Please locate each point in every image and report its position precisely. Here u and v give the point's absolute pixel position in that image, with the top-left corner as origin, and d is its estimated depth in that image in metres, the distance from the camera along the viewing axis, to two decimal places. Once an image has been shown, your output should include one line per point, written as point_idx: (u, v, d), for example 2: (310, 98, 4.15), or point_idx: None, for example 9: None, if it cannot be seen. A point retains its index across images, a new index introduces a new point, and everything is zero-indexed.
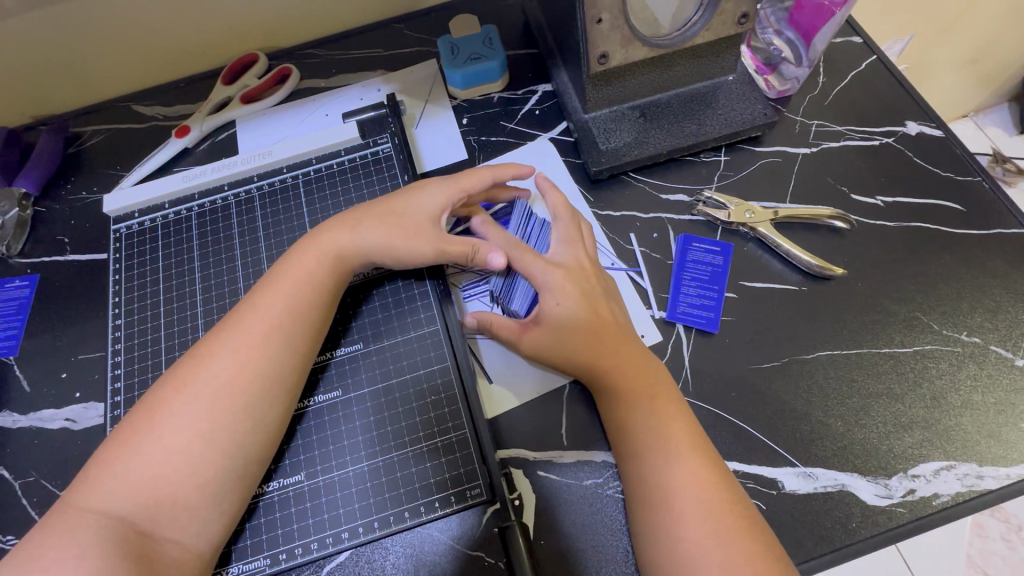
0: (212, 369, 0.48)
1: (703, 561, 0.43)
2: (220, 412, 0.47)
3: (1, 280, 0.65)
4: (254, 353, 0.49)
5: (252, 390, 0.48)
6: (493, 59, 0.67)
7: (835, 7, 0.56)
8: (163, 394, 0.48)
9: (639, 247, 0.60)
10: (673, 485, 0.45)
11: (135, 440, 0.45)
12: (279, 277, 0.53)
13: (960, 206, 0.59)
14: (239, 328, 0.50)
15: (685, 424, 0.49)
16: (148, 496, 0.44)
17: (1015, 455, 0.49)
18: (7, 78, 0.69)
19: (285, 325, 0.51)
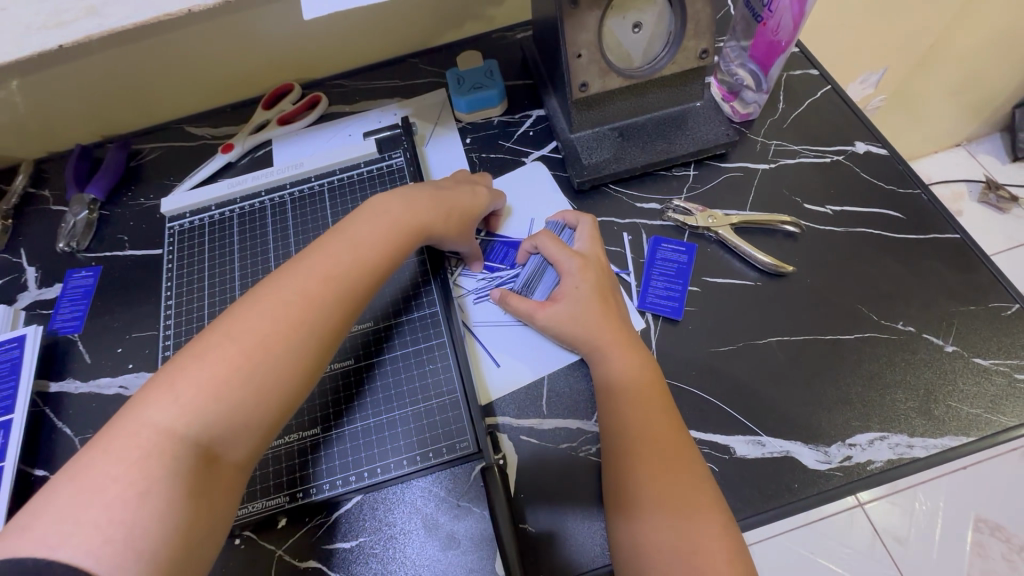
0: (306, 311, 0.50)
1: (656, 505, 0.49)
2: (308, 356, 0.49)
3: (69, 271, 0.76)
4: (342, 306, 0.52)
5: (336, 341, 0.52)
6: (494, 88, 0.78)
7: (784, 44, 0.65)
8: (245, 323, 0.48)
9: (624, 249, 0.68)
10: (634, 441, 0.52)
11: (214, 361, 0.46)
12: (357, 235, 0.57)
13: (902, 214, 0.67)
14: (328, 276, 0.53)
15: (647, 384, 0.56)
16: (220, 420, 0.45)
17: (944, 429, 0.55)
18: (86, 103, 0.82)
19: (365, 285, 0.55)
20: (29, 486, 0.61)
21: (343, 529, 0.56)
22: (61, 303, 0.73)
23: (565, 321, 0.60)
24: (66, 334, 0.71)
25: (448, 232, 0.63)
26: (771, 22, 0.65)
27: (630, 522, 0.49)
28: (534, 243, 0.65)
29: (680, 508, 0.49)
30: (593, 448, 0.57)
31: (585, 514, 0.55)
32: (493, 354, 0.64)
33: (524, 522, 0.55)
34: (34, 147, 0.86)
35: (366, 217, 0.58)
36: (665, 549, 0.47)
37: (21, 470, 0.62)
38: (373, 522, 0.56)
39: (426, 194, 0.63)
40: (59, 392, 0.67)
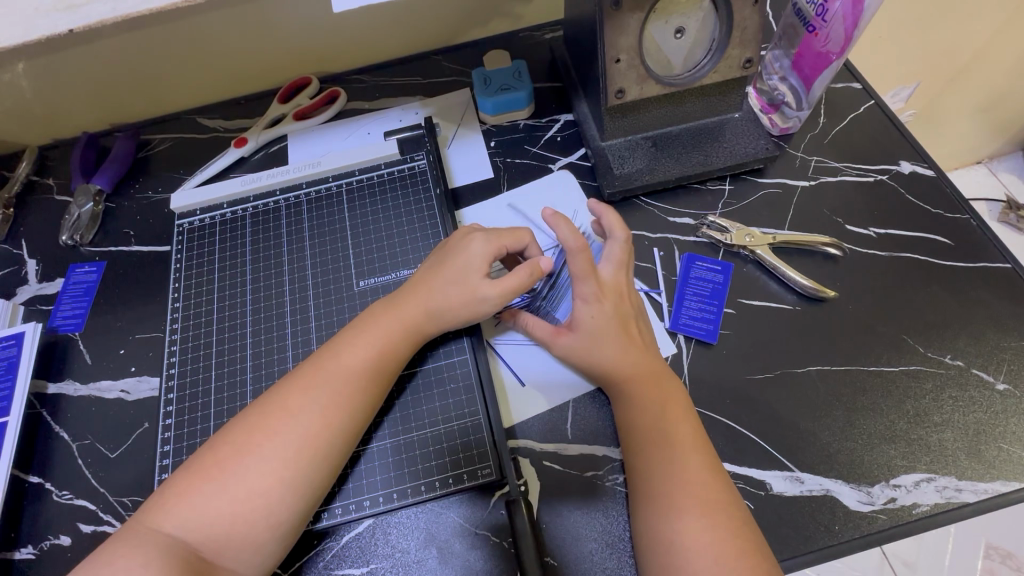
0: (294, 420, 0.51)
1: (690, 550, 0.46)
2: (299, 463, 0.49)
3: (72, 265, 0.73)
4: (335, 410, 0.52)
5: (330, 443, 0.51)
6: (522, 90, 0.75)
7: (833, 56, 0.61)
8: (249, 436, 0.50)
9: (652, 265, 0.65)
10: (672, 477, 0.49)
11: (216, 474, 0.48)
12: (356, 336, 0.56)
13: (949, 240, 0.64)
14: (330, 397, 0.52)
15: (675, 398, 0.53)
16: (219, 533, 0.47)
17: (995, 473, 0.52)
18: (95, 90, 0.79)
19: (361, 390, 0.53)
20: (23, 494, 0.58)
21: (353, 555, 0.53)
22: (63, 299, 0.70)
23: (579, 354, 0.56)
24: (66, 333, 0.68)
25: (454, 301, 0.57)
26: (822, 31, 0.61)
27: (660, 535, 0.47)
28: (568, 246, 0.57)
29: (718, 553, 0.45)
30: (620, 478, 0.54)
31: (613, 548, 0.51)
32: (516, 369, 0.61)
33: (547, 553, 0.52)
34: (40, 133, 0.82)
35: (368, 316, 0.58)
36: (703, 552, 0.45)
37: (14, 476, 0.59)
38: (385, 548, 0.53)
39: (436, 274, 0.59)
40: (57, 394, 0.64)
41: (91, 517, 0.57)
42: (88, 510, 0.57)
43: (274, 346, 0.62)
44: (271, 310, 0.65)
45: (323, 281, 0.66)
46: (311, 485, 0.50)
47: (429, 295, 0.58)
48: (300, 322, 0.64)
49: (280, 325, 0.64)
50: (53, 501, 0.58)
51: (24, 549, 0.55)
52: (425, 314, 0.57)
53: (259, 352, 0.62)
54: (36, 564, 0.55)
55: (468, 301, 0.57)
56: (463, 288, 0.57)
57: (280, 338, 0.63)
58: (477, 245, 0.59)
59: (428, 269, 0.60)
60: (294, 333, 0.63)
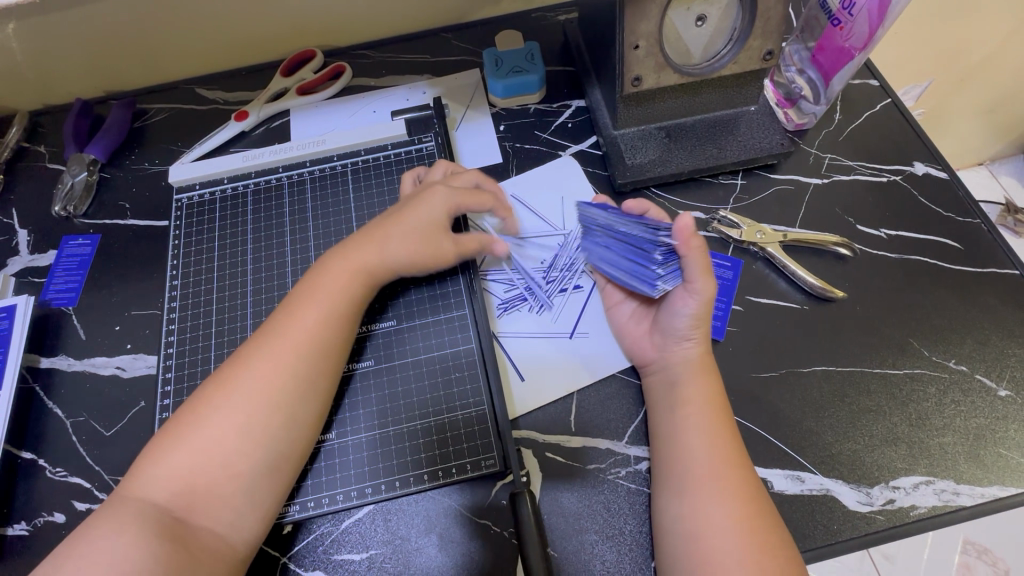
0: (246, 372, 0.50)
1: (715, 535, 0.46)
2: (254, 414, 0.49)
3: (65, 237, 0.70)
4: (284, 358, 0.51)
5: (286, 394, 0.50)
6: (534, 73, 0.73)
7: (856, 51, 0.60)
8: (209, 393, 0.50)
9: None
10: (690, 462, 0.49)
11: (188, 435, 0.48)
12: (312, 291, 0.56)
13: (959, 244, 0.63)
14: (281, 350, 0.51)
15: (706, 391, 0.53)
16: (190, 489, 0.46)
17: (992, 478, 0.53)
18: (90, 55, 0.76)
19: (313, 340, 0.53)
20: (15, 470, 0.57)
21: (352, 541, 0.53)
22: (56, 272, 0.68)
23: (685, 299, 0.54)
24: (60, 307, 0.66)
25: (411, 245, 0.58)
26: (846, 25, 0.59)
27: (682, 517, 0.48)
28: (643, 207, 0.61)
29: (744, 539, 0.46)
30: (621, 472, 0.54)
31: (615, 540, 0.52)
32: (519, 364, 0.60)
33: (550, 546, 0.52)
34: (32, 98, 0.80)
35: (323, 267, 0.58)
36: (727, 536, 0.46)
37: (8, 451, 0.58)
38: (385, 535, 0.53)
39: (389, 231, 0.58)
40: (50, 368, 0.63)
41: (85, 495, 0.56)
42: (82, 487, 0.56)
43: None
44: (271, 291, 0.63)
45: None
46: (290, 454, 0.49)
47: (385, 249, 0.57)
48: None
49: (280, 306, 0.62)
50: (47, 477, 0.57)
51: (17, 525, 0.55)
52: (380, 261, 0.57)
53: None
54: (29, 540, 0.54)
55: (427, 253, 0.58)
56: (425, 239, 0.58)
57: None
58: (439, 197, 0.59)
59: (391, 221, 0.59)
60: None
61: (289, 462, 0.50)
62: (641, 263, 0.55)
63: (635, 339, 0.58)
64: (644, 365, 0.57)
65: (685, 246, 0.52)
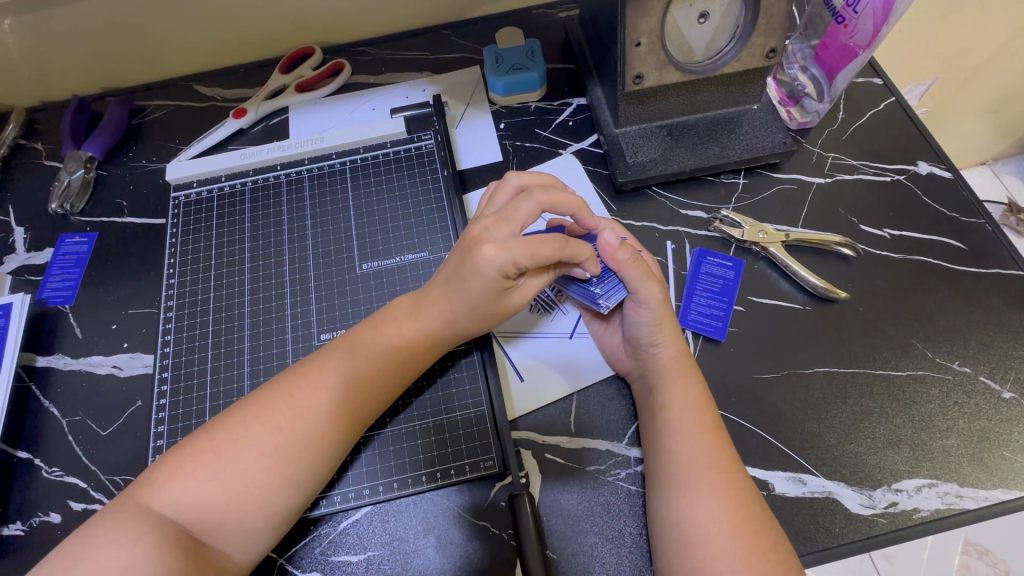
0: (300, 422, 0.49)
1: (715, 538, 0.46)
2: (302, 462, 0.48)
3: (61, 235, 0.70)
4: (345, 415, 0.50)
5: (334, 447, 0.50)
6: (534, 71, 0.72)
7: (859, 50, 0.59)
8: (248, 429, 0.48)
9: (670, 261, 0.63)
10: (690, 464, 0.49)
11: (214, 462, 0.46)
12: (367, 337, 0.53)
13: (963, 245, 0.63)
14: (341, 407, 0.50)
15: (692, 393, 0.52)
16: (212, 516, 0.46)
17: (995, 480, 0.52)
18: (87, 52, 0.75)
19: (372, 394, 0.52)
20: (11, 470, 0.57)
21: (349, 542, 0.52)
22: (52, 270, 0.68)
23: (636, 309, 0.54)
24: (56, 305, 0.66)
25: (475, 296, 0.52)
26: (851, 23, 0.59)
27: (682, 520, 0.47)
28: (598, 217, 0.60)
29: (745, 543, 0.45)
30: (621, 473, 0.54)
31: (614, 542, 0.51)
32: (518, 364, 0.59)
33: (549, 548, 0.51)
34: (29, 95, 0.79)
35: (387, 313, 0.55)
36: (727, 539, 0.45)
37: (3, 450, 0.58)
38: (383, 536, 0.52)
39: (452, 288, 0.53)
40: (46, 367, 0.62)
41: (81, 495, 0.55)
42: (78, 487, 0.56)
43: (274, 327, 0.61)
44: (269, 291, 0.63)
45: (324, 262, 0.64)
46: (306, 474, 0.49)
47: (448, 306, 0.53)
48: (300, 306, 0.62)
49: (278, 306, 0.62)
50: (42, 477, 0.56)
51: (13, 525, 0.54)
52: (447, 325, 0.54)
53: (257, 332, 0.61)
54: (25, 541, 0.53)
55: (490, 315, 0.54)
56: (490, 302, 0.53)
57: (279, 320, 0.61)
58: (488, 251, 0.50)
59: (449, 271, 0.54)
60: (294, 313, 0.61)
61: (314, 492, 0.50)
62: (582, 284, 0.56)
63: (614, 349, 0.58)
64: (626, 373, 0.57)
65: (614, 262, 0.53)
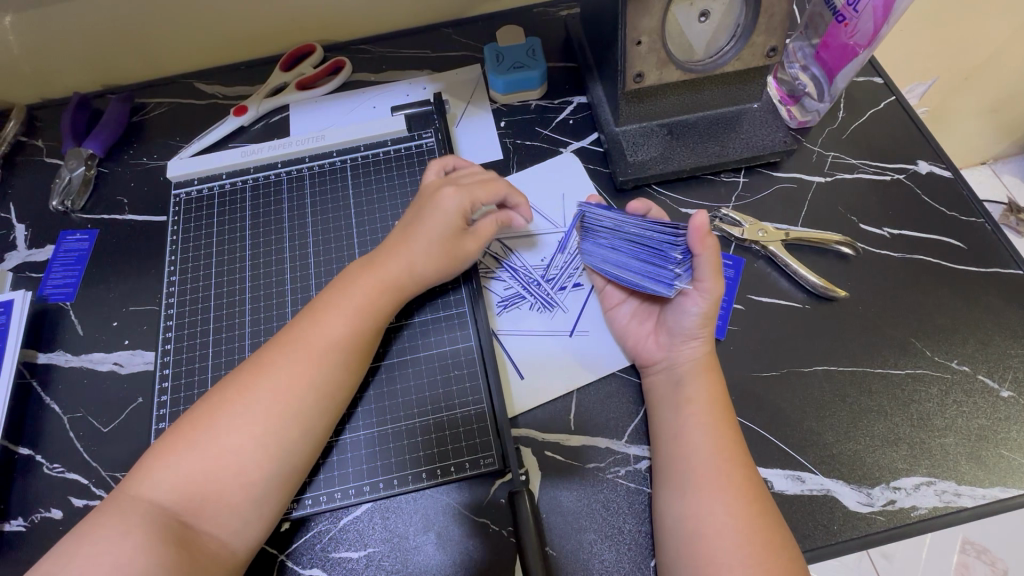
0: (267, 381, 0.50)
1: (714, 534, 0.46)
2: (271, 420, 0.49)
3: (62, 232, 0.70)
4: (307, 369, 0.51)
5: (302, 404, 0.50)
6: (535, 69, 0.72)
7: (859, 49, 0.59)
8: (224, 396, 0.49)
9: None
10: (689, 461, 0.49)
11: (194, 436, 0.48)
12: (334, 299, 0.55)
13: (963, 244, 0.63)
14: (303, 362, 0.51)
15: (707, 391, 0.52)
16: (194, 493, 0.46)
17: (994, 479, 0.52)
18: (88, 49, 0.75)
19: (333, 349, 0.52)
20: (12, 466, 0.57)
21: (350, 538, 0.53)
22: (53, 267, 0.68)
23: (693, 298, 0.54)
24: (57, 302, 0.66)
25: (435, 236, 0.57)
26: (851, 22, 0.59)
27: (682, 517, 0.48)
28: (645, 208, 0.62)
29: (744, 540, 0.45)
30: (621, 471, 0.54)
31: (614, 539, 0.51)
32: (518, 362, 0.59)
33: (549, 545, 0.51)
34: (29, 92, 0.79)
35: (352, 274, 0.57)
36: (726, 536, 0.46)
37: (5, 447, 0.58)
38: (383, 533, 0.53)
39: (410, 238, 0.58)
40: (48, 364, 0.62)
41: (83, 491, 0.55)
42: (80, 483, 0.56)
43: (274, 323, 0.61)
44: (269, 288, 0.63)
45: (324, 259, 0.64)
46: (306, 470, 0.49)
47: (409, 254, 0.57)
48: (300, 302, 0.62)
49: (279, 303, 0.62)
50: (44, 473, 0.57)
51: (15, 521, 0.54)
52: (408, 274, 0.57)
53: (258, 329, 0.61)
54: (27, 537, 0.54)
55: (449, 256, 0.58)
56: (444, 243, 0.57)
57: (280, 317, 0.61)
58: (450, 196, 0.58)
59: (409, 224, 0.59)
60: (294, 311, 0.61)
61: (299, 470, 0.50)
62: (653, 263, 0.55)
63: (639, 338, 0.58)
64: (649, 364, 0.56)
65: (699, 244, 0.52)
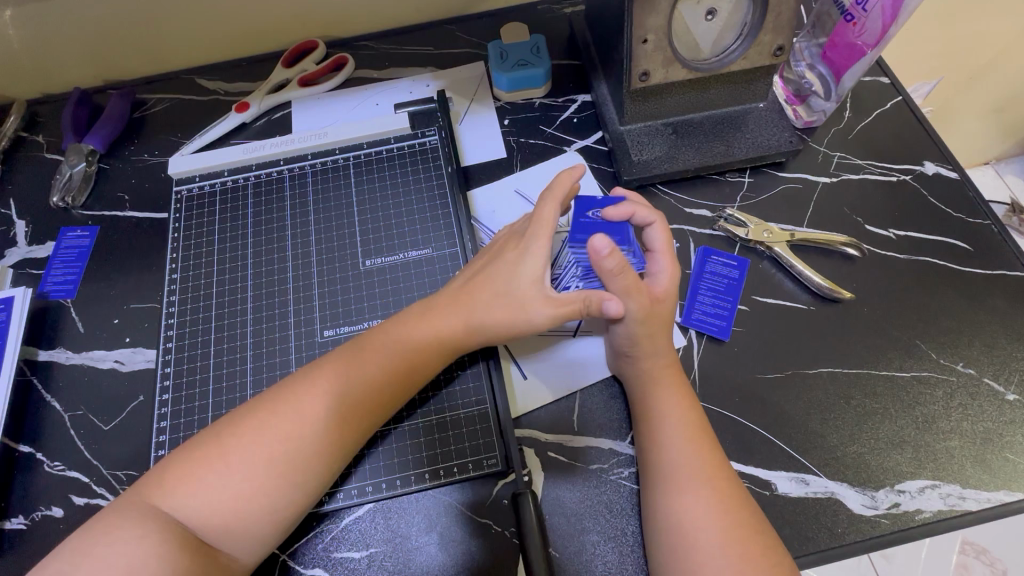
0: (311, 426, 0.49)
1: (711, 538, 0.46)
2: (313, 468, 0.48)
3: (63, 229, 0.70)
4: (354, 419, 0.50)
5: (344, 456, 0.50)
6: (540, 67, 0.72)
7: (867, 49, 0.59)
8: (260, 437, 0.47)
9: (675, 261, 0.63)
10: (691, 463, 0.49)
11: (223, 469, 0.46)
12: (381, 341, 0.54)
13: (969, 246, 0.63)
14: (349, 412, 0.50)
15: (679, 398, 0.52)
16: (224, 526, 0.45)
17: (998, 482, 0.52)
18: (90, 44, 0.75)
19: (386, 402, 0.52)
20: (13, 464, 0.57)
21: (351, 538, 0.52)
22: (54, 264, 0.67)
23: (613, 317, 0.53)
24: (58, 299, 0.65)
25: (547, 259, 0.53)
26: (859, 21, 0.58)
27: (676, 520, 0.47)
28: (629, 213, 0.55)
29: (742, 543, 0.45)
30: (624, 472, 0.54)
31: (616, 541, 0.51)
32: (521, 362, 0.59)
33: (551, 546, 0.51)
34: (29, 87, 0.79)
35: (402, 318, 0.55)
36: (722, 539, 0.45)
37: (6, 444, 0.58)
38: (386, 533, 0.52)
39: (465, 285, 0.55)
40: (49, 361, 0.62)
41: (83, 490, 0.55)
42: (80, 482, 0.56)
43: (276, 322, 0.61)
44: (272, 286, 0.63)
45: (328, 258, 0.64)
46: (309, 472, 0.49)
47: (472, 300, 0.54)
48: (303, 301, 0.62)
49: (281, 301, 0.62)
50: (45, 471, 0.56)
51: (15, 519, 0.54)
52: (469, 323, 0.54)
53: (260, 328, 0.60)
54: (27, 535, 0.53)
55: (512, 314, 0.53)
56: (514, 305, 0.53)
57: (282, 317, 0.61)
58: (548, 209, 0.54)
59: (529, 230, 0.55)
60: (296, 310, 0.61)
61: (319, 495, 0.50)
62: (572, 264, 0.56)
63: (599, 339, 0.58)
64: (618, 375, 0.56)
65: (598, 268, 0.50)
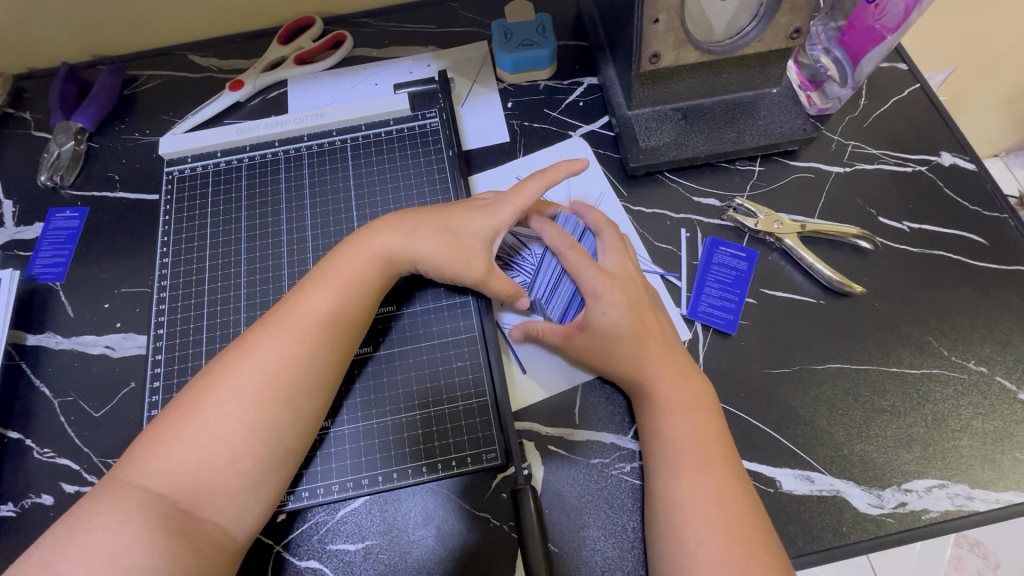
0: (253, 363, 0.48)
1: (707, 536, 0.44)
2: (262, 407, 0.47)
3: (51, 210, 0.68)
4: (294, 349, 0.49)
5: (290, 387, 0.48)
6: (545, 48, 0.69)
7: (887, 33, 0.56)
8: (208, 383, 0.47)
9: (685, 254, 0.61)
10: (693, 459, 0.47)
11: (179, 426, 0.46)
12: (322, 277, 0.53)
13: (983, 240, 0.61)
14: (287, 345, 0.49)
15: (686, 394, 0.51)
16: (191, 482, 0.44)
17: (1007, 483, 0.51)
18: (76, 17, 0.72)
19: (330, 331, 0.51)
20: (2, 450, 0.56)
21: (346, 530, 0.51)
22: (43, 245, 0.65)
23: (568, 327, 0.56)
24: (46, 282, 0.64)
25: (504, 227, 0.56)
26: (880, 3, 0.56)
27: (676, 518, 0.46)
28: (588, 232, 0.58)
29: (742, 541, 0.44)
30: (626, 467, 0.53)
31: (616, 536, 0.50)
32: (522, 355, 0.58)
33: (550, 540, 0.50)
34: (15, 61, 0.76)
35: (332, 258, 0.55)
36: (724, 538, 0.44)
37: None
38: (381, 525, 0.51)
39: (409, 226, 0.56)
40: (38, 346, 0.61)
41: (74, 477, 0.54)
42: (71, 469, 0.55)
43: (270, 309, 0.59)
44: (266, 272, 0.61)
45: (323, 244, 0.62)
46: None
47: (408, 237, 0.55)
48: None
49: (275, 286, 0.60)
50: (34, 458, 0.55)
51: (4, 506, 0.53)
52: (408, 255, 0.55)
53: (253, 314, 0.59)
54: (16, 522, 0.52)
55: (456, 248, 0.55)
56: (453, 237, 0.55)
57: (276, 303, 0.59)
58: (534, 185, 0.57)
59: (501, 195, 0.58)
60: None
61: (292, 456, 0.49)
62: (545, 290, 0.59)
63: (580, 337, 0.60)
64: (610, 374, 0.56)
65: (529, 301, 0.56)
